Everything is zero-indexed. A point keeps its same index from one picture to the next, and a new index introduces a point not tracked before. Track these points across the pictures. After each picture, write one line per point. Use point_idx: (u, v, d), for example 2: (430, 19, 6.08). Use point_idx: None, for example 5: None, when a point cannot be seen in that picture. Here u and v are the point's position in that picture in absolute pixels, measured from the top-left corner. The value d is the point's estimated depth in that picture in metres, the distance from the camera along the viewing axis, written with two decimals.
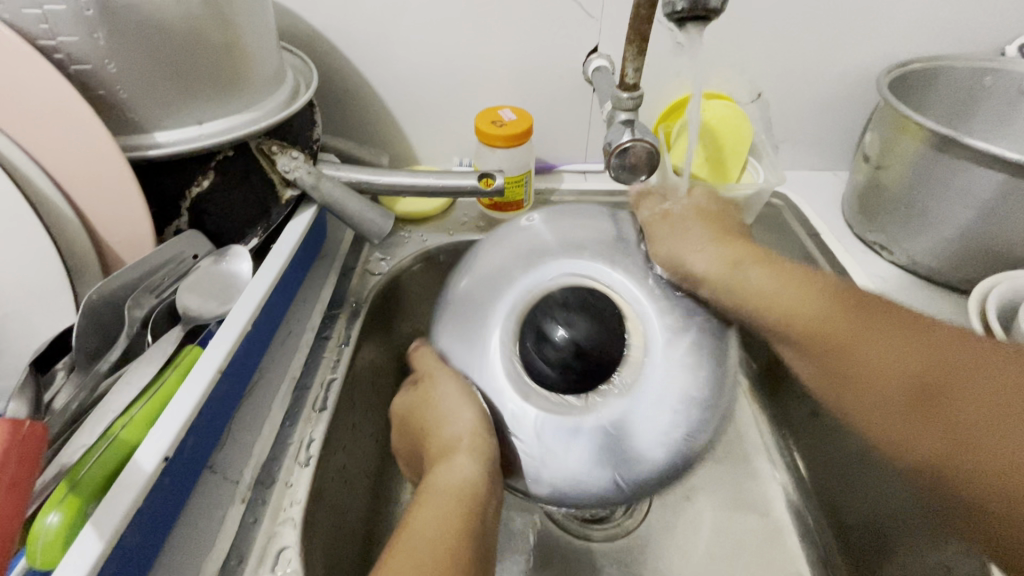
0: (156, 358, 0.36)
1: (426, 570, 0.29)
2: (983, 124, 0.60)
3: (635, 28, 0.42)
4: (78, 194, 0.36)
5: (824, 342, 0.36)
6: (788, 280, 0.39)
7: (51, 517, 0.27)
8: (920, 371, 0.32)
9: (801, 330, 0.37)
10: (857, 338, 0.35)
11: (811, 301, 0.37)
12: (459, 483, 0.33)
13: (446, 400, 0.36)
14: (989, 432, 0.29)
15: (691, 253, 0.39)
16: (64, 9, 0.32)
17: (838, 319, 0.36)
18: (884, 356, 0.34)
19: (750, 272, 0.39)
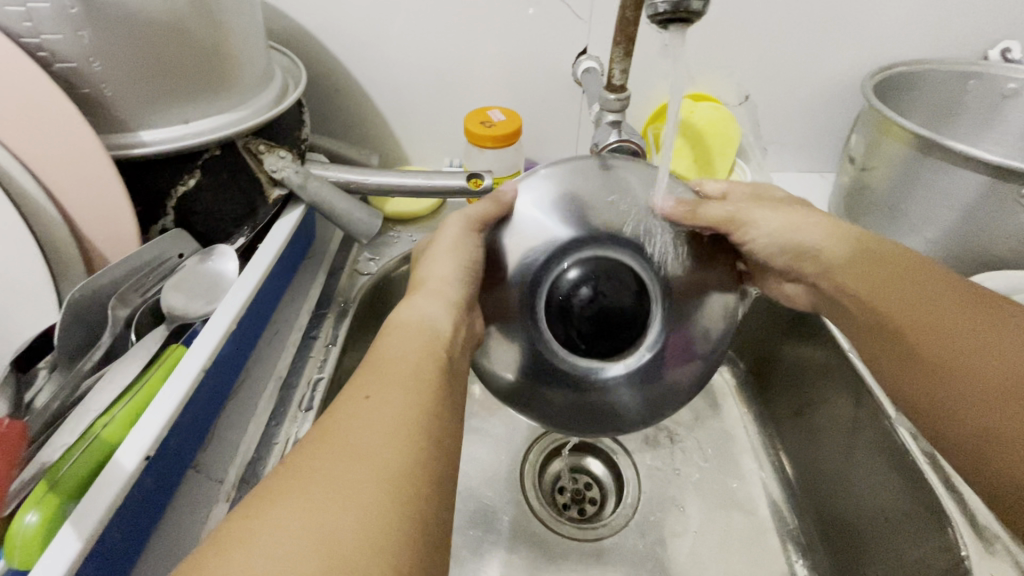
0: (140, 357, 0.36)
1: (389, 390, 0.27)
2: (966, 127, 0.61)
3: (622, 30, 0.43)
4: (62, 192, 0.36)
5: (902, 318, 0.36)
6: (862, 257, 0.39)
7: (28, 517, 0.26)
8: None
9: (879, 305, 0.37)
10: (932, 312, 0.36)
11: (917, 279, 0.37)
12: (428, 321, 0.32)
13: (438, 243, 0.36)
14: None
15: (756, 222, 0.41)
16: (47, 7, 0.32)
17: (918, 299, 0.36)
18: (986, 342, 0.34)
19: (811, 243, 0.41)
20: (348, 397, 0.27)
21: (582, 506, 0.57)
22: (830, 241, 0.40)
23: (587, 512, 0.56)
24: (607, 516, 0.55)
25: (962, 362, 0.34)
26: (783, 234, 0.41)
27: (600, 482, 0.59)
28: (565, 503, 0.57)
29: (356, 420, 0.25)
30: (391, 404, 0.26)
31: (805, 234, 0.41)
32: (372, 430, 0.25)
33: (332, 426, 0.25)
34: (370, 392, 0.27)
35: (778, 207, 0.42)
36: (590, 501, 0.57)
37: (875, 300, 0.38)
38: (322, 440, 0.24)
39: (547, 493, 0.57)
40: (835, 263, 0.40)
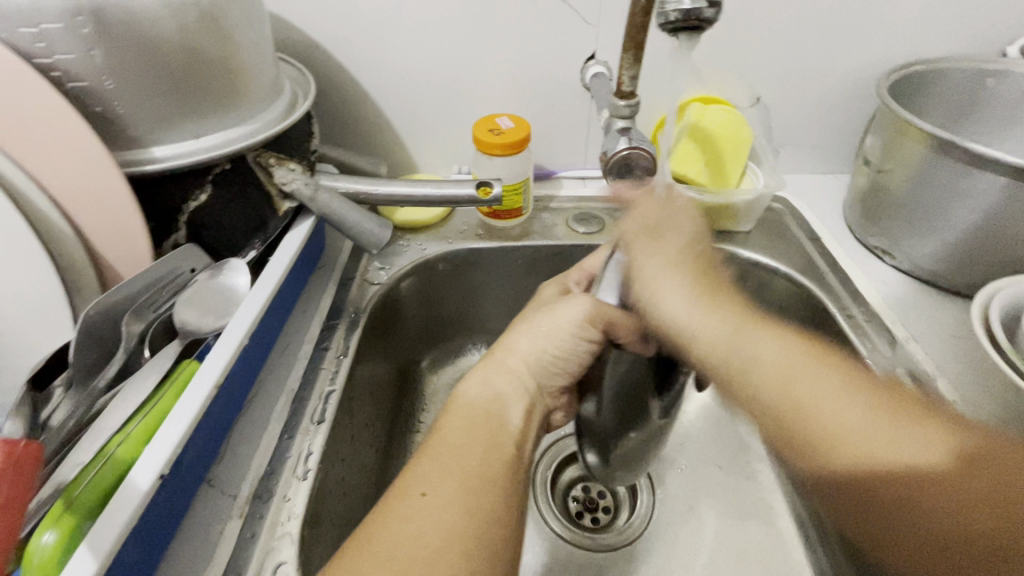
0: (154, 372, 0.36)
1: (444, 486, 0.30)
2: (984, 126, 0.59)
3: (631, 36, 0.42)
4: (73, 210, 0.36)
5: (838, 452, 0.31)
6: (787, 355, 0.34)
7: (45, 536, 0.26)
8: (953, 448, 0.29)
9: (788, 424, 0.33)
10: (838, 421, 0.31)
11: (826, 388, 0.33)
12: (501, 403, 0.36)
13: (537, 324, 0.39)
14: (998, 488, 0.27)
15: (668, 288, 0.37)
16: (60, 28, 0.33)
17: (806, 410, 0.33)
18: (879, 461, 0.30)
19: (750, 345, 0.35)
20: (406, 492, 0.30)
21: (595, 514, 0.56)
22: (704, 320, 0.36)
23: (600, 521, 0.56)
24: (621, 526, 0.55)
25: (890, 489, 0.30)
26: (655, 282, 0.37)
27: (612, 489, 0.58)
28: (579, 512, 0.56)
29: (414, 521, 0.29)
30: (450, 499, 0.30)
31: (670, 291, 0.36)
32: (429, 531, 0.28)
33: (396, 520, 0.29)
34: (427, 488, 0.30)
35: (673, 240, 0.39)
36: (603, 510, 0.57)
37: (790, 417, 0.33)
38: (391, 534, 0.29)
39: (559, 502, 0.57)
40: (759, 367, 0.34)
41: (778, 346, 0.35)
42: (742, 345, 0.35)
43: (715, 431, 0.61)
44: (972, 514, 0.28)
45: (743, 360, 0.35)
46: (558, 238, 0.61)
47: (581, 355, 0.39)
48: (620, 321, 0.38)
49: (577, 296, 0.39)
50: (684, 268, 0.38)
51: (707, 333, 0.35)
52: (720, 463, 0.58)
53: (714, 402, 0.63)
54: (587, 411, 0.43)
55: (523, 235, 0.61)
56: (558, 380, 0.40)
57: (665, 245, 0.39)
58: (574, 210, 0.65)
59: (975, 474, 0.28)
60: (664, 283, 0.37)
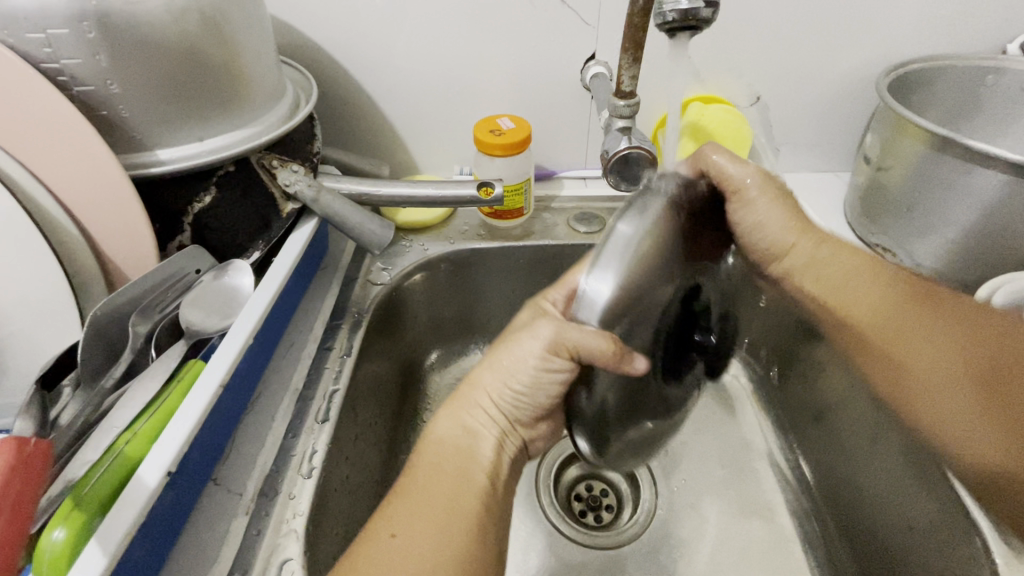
0: (160, 372, 0.36)
1: (412, 528, 0.32)
2: (985, 123, 0.59)
3: (630, 36, 0.42)
4: (80, 211, 0.37)
5: (870, 326, 0.43)
6: (846, 270, 0.44)
7: (56, 533, 0.27)
8: (965, 359, 0.40)
9: (834, 301, 0.45)
10: (890, 322, 0.42)
11: (875, 284, 0.43)
12: (472, 435, 0.36)
13: (498, 359, 0.37)
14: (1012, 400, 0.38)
15: (767, 215, 0.43)
16: (67, 33, 0.33)
17: (847, 295, 0.44)
18: (918, 341, 0.41)
19: (821, 256, 0.45)
20: (377, 533, 0.33)
21: (598, 512, 0.57)
22: (818, 244, 0.44)
23: (603, 519, 0.56)
24: (624, 524, 0.55)
25: (923, 378, 0.41)
26: (757, 217, 0.43)
27: (615, 487, 0.59)
28: (581, 510, 0.57)
29: (383, 563, 0.31)
30: (416, 540, 0.32)
31: (773, 223, 0.43)
32: (399, 571, 0.30)
33: (366, 562, 0.31)
34: (396, 530, 0.32)
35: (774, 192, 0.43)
36: (607, 508, 0.57)
37: (836, 301, 0.45)
38: (364, 573, 0.30)
39: (562, 499, 0.57)
40: (831, 280, 0.44)
41: (859, 267, 0.44)
42: (818, 254, 0.44)
43: (718, 428, 0.61)
44: (958, 371, 0.40)
45: (805, 283, 0.45)
46: (559, 238, 0.61)
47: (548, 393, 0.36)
48: (600, 343, 0.30)
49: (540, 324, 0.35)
50: (784, 201, 0.43)
51: (796, 246, 0.44)
52: (722, 460, 0.59)
53: (716, 400, 0.64)
54: (580, 402, 0.33)
55: (525, 235, 0.62)
56: (524, 414, 0.37)
57: (773, 186, 0.43)
58: (575, 210, 0.65)
59: (994, 358, 0.39)
60: (764, 209, 0.43)
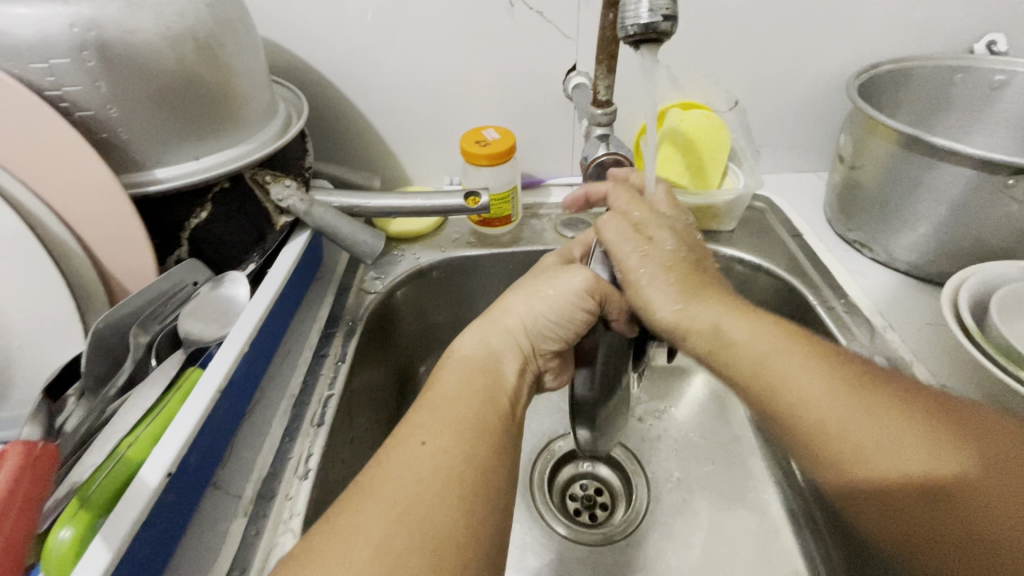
0: (160, 380, 0.38)
1: (441, 436, 0.32)
2: (957, 121, 0.61)
3: (603, 48, 0.44)
4: (83, 229, 0.39)
5: (811, 429, 0.33)
6: (767, 344, 0.36)
7: (62, 533, 0.28)
8: (964, 468, 0.28)
9: (759, 391, 0.35)
10: (848, 425, 0.31)
11: (804, 366, 0.34)
12: (492, 357, 0.38)
13: (533, 287, 0.41)
14: (1000, 526, 0.27)
15: (657, 293, 0.39)
16: (68, 63, 0.35)
17: (775, 382, 0.35)
18: (860, 431, 0.31)
19: (730, 331, 0.37)
20: (407, 440, 0.32)
21: (593, 511, 0.58)
22: (721, 322, 0.37)
23: (598, 517, 0.57)
24: (617, 521, 0.56)
25: (885, 502, 0.30)
26: (645, 294, 0.39)
27: (609, 485, 0.60)
28: (576, 509, 0.58)
29: (416, 464, 0.31)
30: (447, 446, 0.32)
31: (659, 297, 0.39)
32: (431, 476, 0.30)
33: (397, 463, 0.31)
34: (427, 437, 0.32)
35: (658, 235, 0.41)
36: (600, 507, 0.58)
37: (758, 386, 0.36)
38: (380, 489, 0.29)
39: (557, 499, 0.58)
40: (771, 366, 0.35)
41: (787, 348, 0.35)
42: (723, 339, 0.37)
43: (707, 423, 0.63)
44: (952, 472, 0.28)
45: (728, 357, 0.37)
46: (547, 243, 0.63)
47: (579, 323, 0.40)
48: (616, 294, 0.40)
49: (577, 268, 0.41)
50: (670, 268, 0.39)
51: (688, 322, 0.38)
52: (712, 455, 0.60)
53: (708, 398, 0.65)
54: (582, 386, 0.43)
55: (513, 241, 0.64)
56: (549, 343, 0.41)
57: (656, 252, 0.40)
58: (562, 215, 0.67)
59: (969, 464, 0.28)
60: (651, 287, 0.39)
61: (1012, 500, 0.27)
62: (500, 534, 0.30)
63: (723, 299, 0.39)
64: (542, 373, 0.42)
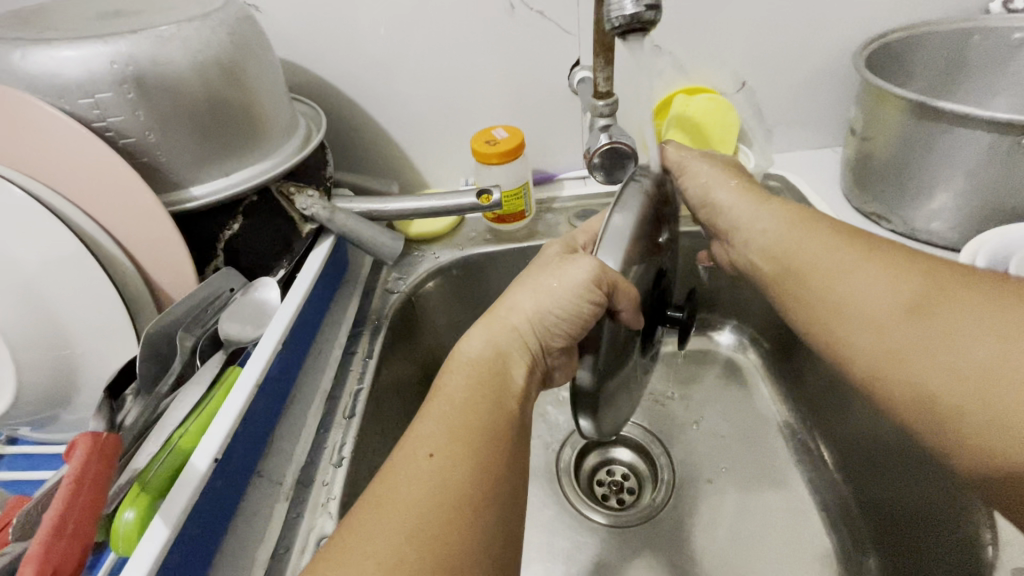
0: (204, 379, 0.41)
1: (448, 447, 0.34)
2: (976, 84, 0.59)
3: (599, 41, 0.46)
4: (132, 246, 0.43)
5: (814, 279, 0.43)
6: (790, 231, 0.46)
7: (127, 514, 0.32)
8: (920, 291, 0.37)
9: (779, 261, 0.46)
10: (837, 274, 0.42)
11: (833, 246, 0.43)
12: (500, 355, 0.40)
13: (537, 282, 0.42)
14: (946, 330, 0.35)
15: (719, 187, 0.50)
16: (111, 97, 0.39)
17: (788, 254, 0.45)
18: (864, 281, 0.40)
19: (762, 221, 0.47)
20: (414, 454, 0.34)
21: (621, 495, 0.59)
22: (747, 215, 0.48)
23: (626, 500, 0.58)
24: (645, 503, 0.57)
25: (867, 330, 0.39)
26: (705, 184, 0.51)
27: (635, 469, 0.61)
28: (604, 494, 0.59)
29: (422, 479, 0.32)
30: (453, 461, 0.33)
31: (719, 189, 0.50)
32: (438, 492, 0.32)
33: (405, 479, 0.32)
34: (433, 450, 0.34)
35: (728, 163, 0.52)
36: (628, 490, 0.59)
37: (778, 256, 0.46)
38: (382, 510, 0.31)
39: (585, 483, 0.60)
40: (795, 246, 0.45)
41: (812, 227, 0.45)
42: (755, 226, 0.48)
43: (733, 405, 0.63)
44: (907, 297, 0.38)
45: (749, 239, 0.48)
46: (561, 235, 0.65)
47: (586, 316, 0.40)
48: (624, 284, 0.38)
49: (583, 258, 0.39)
50: (727, 169, 0.51)
51: (721, 205, 0.50)
52: (738, 434, 0.60)
53: (726, 377, 0.66)
54: (582, 377, 0.41)
55: (528, 236, 0.66)
56: (558, 341, 0.41)
57: (716, 160, 0.52)
58: (575, 208, 0.69)
59: (946, 289, 0.36)
60: (708, 174, 0.51)
61: (962, 313, 0.34)
62: (507, 542, 0.33)
63: (777, 203, 0.48)
64: (549, 370, 0.43)
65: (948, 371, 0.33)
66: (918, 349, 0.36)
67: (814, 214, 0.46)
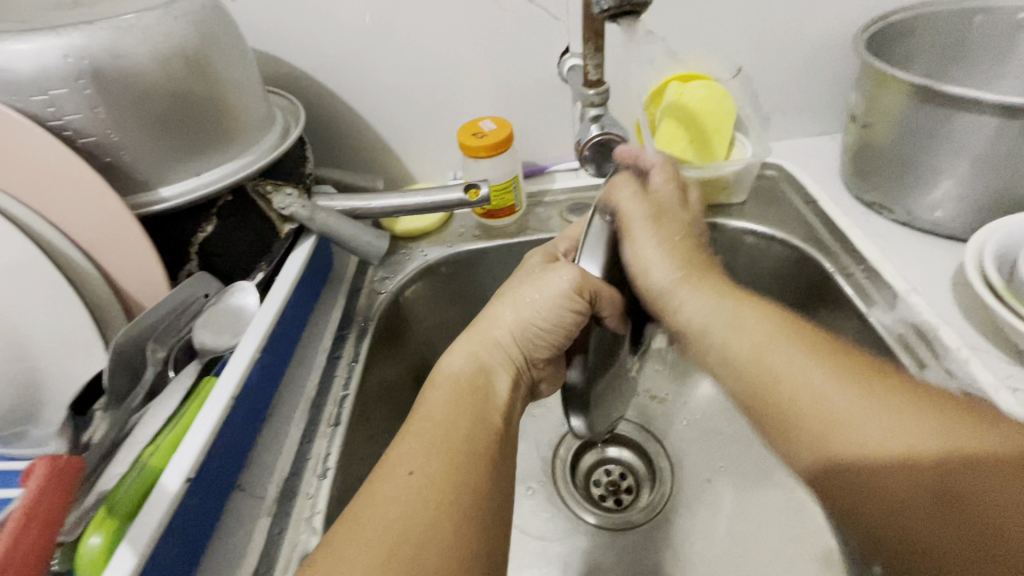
0: (178, 391, 0.39)
1: (428, 464, 0.32)
2: (978, 66, 0.58)
3: (588, 27, 0.44)
4: (97, 252, 0.40)
5: (814, 426, 0.31)
6: (762, 345, 0.35)
7: (92, 539, 0.30)
8: (947, 458, 0.27)
9: (750, 382, 0.35)
10: (851, 424, 0.30)
11: (809, 368, 0.33)
12: (483, 371, 0.39)
13: (520, 293, 0.40)
14: (985, 512, 0.26)
15: (651, 255, 0.40)
16: (67, 92, 0.37)
17: (770, 379, 0.34)
18: (856, 423, 0.30)
19: (685, 309, 0.39)
20: (393, 470, 0.32)
21: (618, 496, 0.57)
22: (705, 310, 0.38)
23: (624, 501, 0.57)
24: (643, 504, 0.56)
25: (893, 506, 0.28)
26: (645, 260, 0.40)
27: (633, 469, 0.59)
28: (601, 495, 0.57)
29: (402, 497, 0.30)
30: (433, 480, 0.31)
31: (659, 268, 0.40)
32: (416, 511, 0.30)
33: (384, 497, 0.31)
34: (413, 467, 0.32)
35: (667, 220, 0.42)
36: (626, 491, 0.58)
37: (755, 381, 0.35)
38: (358, 529, 0.30)
39: (582, 485, 0.58)
40: (746, 356, 0.36)
41: (757, 327, 0.36)
42: (707, 329, 0.38)
43: (732, 403, 0.61)
44: (927, 459, 0.28)
45: (721, 351, 0.37)
46: (553, 230, 0.63)
47: (569, 327, 0.39)
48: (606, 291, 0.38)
49: (565, 267, 0.39)
50: (672, 241, 0.41)
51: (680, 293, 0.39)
52: (738, 433, 0.59)
53: None
54: (574, 376, 0.40)
55: (519, 231, 0.63)
56: (540, 353, 0.41)
57: (664, 222, 0.42)
58: (568, 201, 0.67)
59: (970, 435, 0.28)
60: (649, 242, 0.41)
61: (996, 490, 0.26)
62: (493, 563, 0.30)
63: (699, 282, 0.39)
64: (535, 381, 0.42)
65: (987, 570, 0.26)
66: (960, 545, 0.26)
67: (772, 310, 0.37)
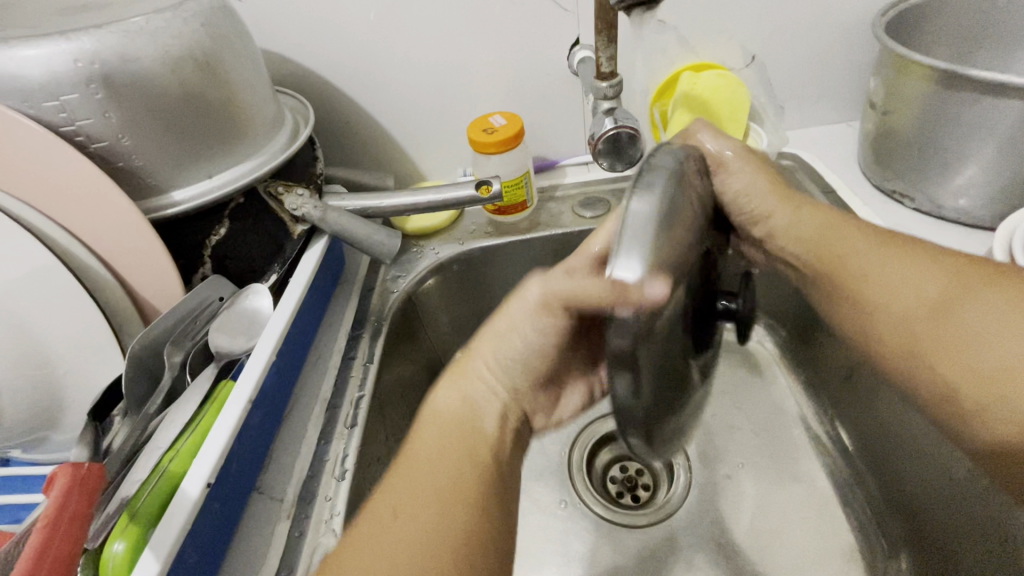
0: (195, 395, 0.39)
1: (417, 509, 0.31)
2: (1002, 49, 0.56)
3: (601, 17, 0.43)
4: (111, 258, 0.40)
5: (853, 285, 0.41)
6: (826, 229, 0.43)
7: (116, 545, 0.30)
8: (937, 289, 0.38)
9: (813, 259, 0.43)
10: (873, 270, 0.41)
11: (870, 249, 0.41)
12: (471, 406, 0.35)
13: (498, 327, 0.36)
14: (973, 329, 0.36)
15: (732, 179, 0.42)
16: (77, 97, 0.36)
17: (833, 256, 0.42)
18: (875, 278, 0.40)
19: (778, 217, 0.43)
20: (379, 514, 0.32)
21: (635, 492, 0.57)
22: (786, 214, 0.44)
23: (642, 498, 0.56)
24: (661, 499, 0.56)
25: (893, 325, 0.40)
26: (736, 190, 0.42)
27: (650, 466, 0.59)
28: (618, 491, 0.57)
29: (389, 546, 0.30)
30: (421, 525, 0.31)
31: (740, 182, 0.42)
32: (406, 559, 0.30)
33: (369, 545, 0.30)
34: (401, 512, 0.31)
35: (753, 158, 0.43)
36: (643, 487, 0.57)
37: (820, 259, 0.43)
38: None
39: (599, 482, 0.58)
40: (827, 243, 0.42)
41: (824, 223, 0.43)
42: (780, 223, 0.44)
43: (751, 397, 0.60)
44: (932, 292, 0.38)
45: (788, 244, 0.44)
46: (565, 226, 0.62)
47: (550, 347, 0.36)
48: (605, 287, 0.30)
49: (529, 282, 0.36)
50: (756, 165, 0.43)
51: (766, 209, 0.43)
52: (758, 426, 0.58)
53: (741, 365, 0.63)
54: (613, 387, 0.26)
55: (531, 227, 0.63)
56: (529, 381, 0.37)
57: (748, 155, 0.43)
58: (580, 195, 0.66)
59: (994, 286, 0.36)
60: (735, 170, 0.42)
61: (989, 306, 0.35)
62: None
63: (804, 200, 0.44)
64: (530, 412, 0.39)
65: (964, 368, 0.36)
66: (942, 347, 0.37)
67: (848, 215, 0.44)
